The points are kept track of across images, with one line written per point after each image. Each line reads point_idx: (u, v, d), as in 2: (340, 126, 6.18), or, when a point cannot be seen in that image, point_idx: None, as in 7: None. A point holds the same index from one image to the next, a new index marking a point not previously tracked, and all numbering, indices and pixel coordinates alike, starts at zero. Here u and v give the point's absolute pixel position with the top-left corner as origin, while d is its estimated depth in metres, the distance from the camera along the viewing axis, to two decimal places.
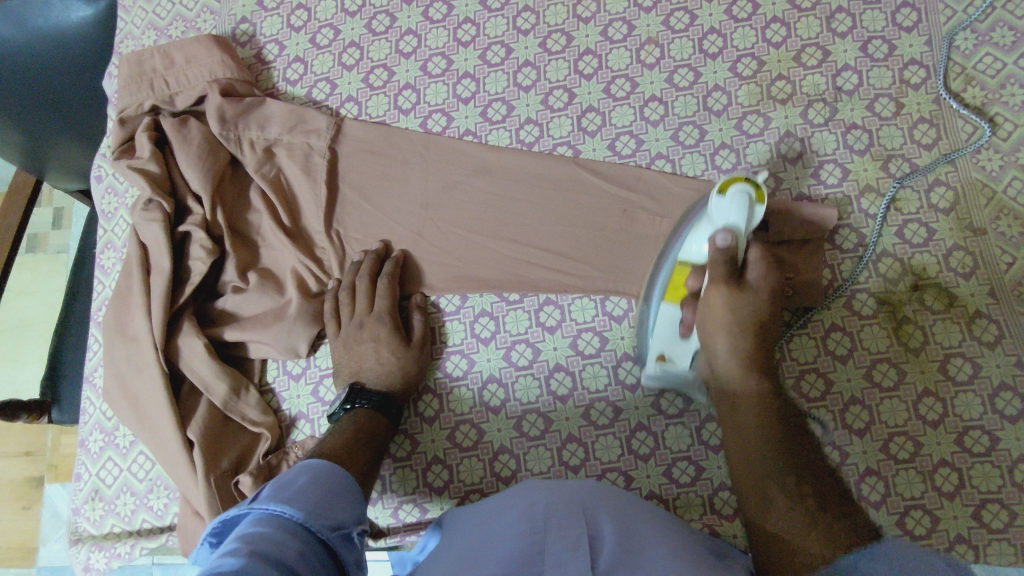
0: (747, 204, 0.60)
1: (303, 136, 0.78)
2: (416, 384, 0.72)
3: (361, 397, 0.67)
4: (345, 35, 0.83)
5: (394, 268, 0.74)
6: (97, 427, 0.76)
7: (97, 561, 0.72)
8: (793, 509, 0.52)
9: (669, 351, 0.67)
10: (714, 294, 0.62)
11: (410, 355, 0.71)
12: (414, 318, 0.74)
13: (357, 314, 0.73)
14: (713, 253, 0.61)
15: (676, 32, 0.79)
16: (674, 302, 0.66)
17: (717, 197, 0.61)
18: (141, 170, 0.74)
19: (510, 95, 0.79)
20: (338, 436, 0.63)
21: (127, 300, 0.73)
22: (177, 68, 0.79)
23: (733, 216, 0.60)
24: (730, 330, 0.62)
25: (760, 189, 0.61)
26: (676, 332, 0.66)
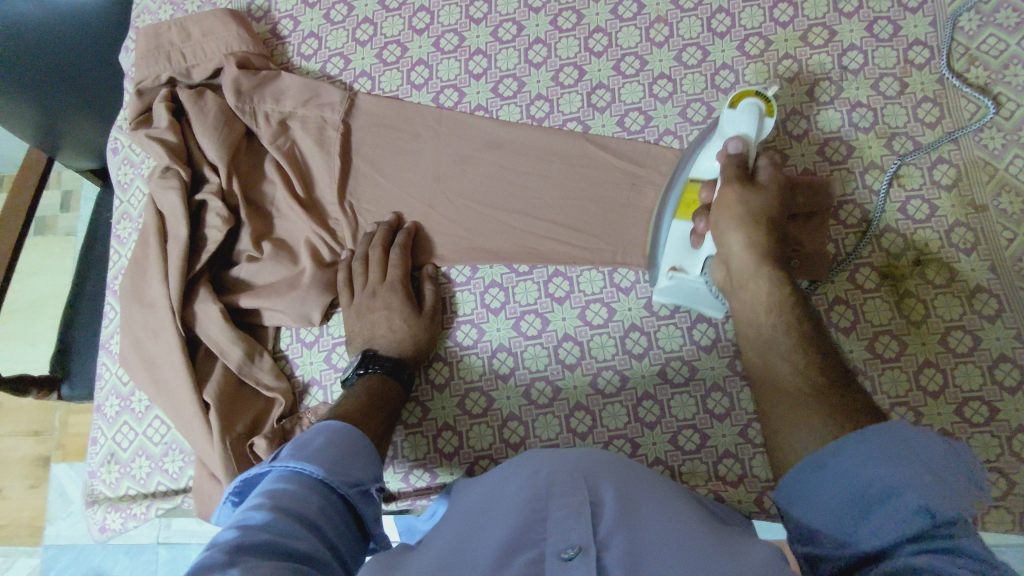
0: (757, 116, 0.62)
1: (317, 109, 0.80)
2: (427, 351, 0.73)
3: (374, 362, 0.69)
4: (359, 11, 0.84)
5: (406, 239, 0.75)
6: (113, 392, 0.77)
7: (113, 522, 0.74)
8: (829, 421, 0.50)
9: (681, 262, 0.69)
10: (731, 233, 0.62)
11: (422, 323, 0.73)
12: (425, 288, 0.75)
13: (370, 284, 0.74)
14: (724, 160, 0.64)
15: (685, 11, 0.80)
16: (686, 217, 0.68)
17: (728, 110, 0.63)
18: (159, 139, 0.75)
19: (522, 71, 0.81)
20: (353, 398, 0.64)
21: (144, 267, 0.74)
22: (194, 42, 0.80)
23: (743, 125, 0.62)
24: (743, 224, 0.61)
25: (771, 104, 0.63)
26: (688, 244, 0.68)
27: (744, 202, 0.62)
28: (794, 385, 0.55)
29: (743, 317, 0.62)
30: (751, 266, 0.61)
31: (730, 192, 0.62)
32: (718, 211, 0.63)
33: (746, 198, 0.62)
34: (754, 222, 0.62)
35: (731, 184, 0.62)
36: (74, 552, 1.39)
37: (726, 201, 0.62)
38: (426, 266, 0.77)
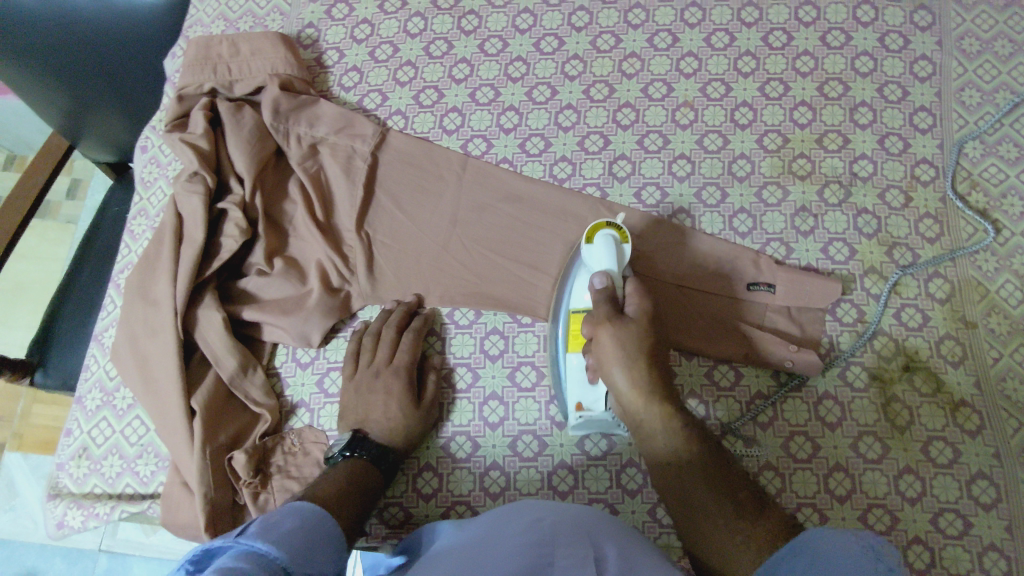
0: (614, 245, 0.69)
1: (349, 138, 0.82)
2: (419, 439, 0.72)
3: (362, 449, 0.67)
4: (404, 54, 0.88)
5: (422, 324, 0.76)
6: (97, 385, 0.76)
7: (72, 519, 0.72)
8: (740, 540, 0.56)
9: (585, 399, 0.70)
10: (617, 372, 0.65)
11: (418, 413, 0.72)
12: (428, 378, 0.75)
13: (376, 362, 0.73)
14: (595, 295, 0.68)
15: (711, 100, 0.85)
16: (577, 350, 0.70)
17: (587, 245, 0.70)
18: (192, 145, 0.77)
19: (550, 133, 0.84)
20: (337, 479, 0.63)
21: (154, 265, 0.74)
22: (242, 58, 0.83)
23: (606, 260, 0.68)
24: (623, 362, 0.64)
25: (624, 232, 0.70)
26: (585, 377, 0.69)
27: (617, 344, 0.64)
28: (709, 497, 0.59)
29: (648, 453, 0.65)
30: (643, 406, 0.64)
31: (602, 329, 0.65)
32: (600, 349, 0.66)
33: (620, 337, 0.65)
34: (633, 356, 0.64)
35: (603, 325, 0.66)
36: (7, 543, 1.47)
37: (604, 342, 0.65)
38: (433, 357, 0.77)
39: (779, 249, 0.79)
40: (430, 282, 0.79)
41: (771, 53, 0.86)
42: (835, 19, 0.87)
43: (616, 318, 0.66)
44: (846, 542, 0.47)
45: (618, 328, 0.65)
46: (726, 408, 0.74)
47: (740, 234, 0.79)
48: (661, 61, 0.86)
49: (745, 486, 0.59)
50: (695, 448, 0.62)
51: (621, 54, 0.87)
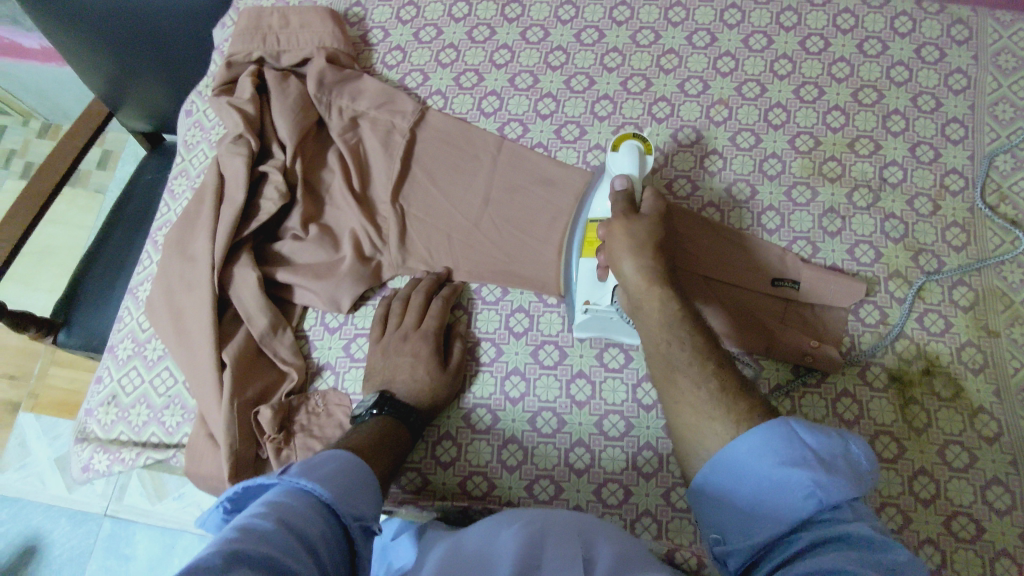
0: (637, 155, 0.73)
1: (389, 114, 0.84)
2: (444, 405, 0.74)
3: (389, 405, 0.69)
4: (447, 36, 0.90)
5: (450, 292, 0.78)
6: (130, 335, 0.78)
7: (99, 463, 0.74)
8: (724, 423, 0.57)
9: (592, 296, 0.73)
10: (625, 261, 0.66)
11: (444, 380, 0.73)
12: (454, 345, 0.76)
13: (404, 327, 0.75)
14: (614, 195, 0.71)
15: (746, 99, 0.86)
16: (590, 255, 0.73)
17: (613, 153, 0.74)
18: (238, 108, 0.79)
19: (586, 121, 0.85)
20: (366, 433, 0.64)
21: (194, 222, 0.76)
22: (291, 30, 0.85)
23: (626, 166, 0.72)
24: (633, 249, 0.66)
25: (648, 145, 0.74)
26: (595, 276, 0.72)
27: (630, 234, 0.67)
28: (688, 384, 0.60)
29: (644, 334, 0.65)
30: (646, 290, 0.65)
31: (617, 224, 0.68)
32: (612, 244, 0.68)
33: (633, 229, 0.67)
34: (643, 247, 0.66)
35: (617, 219, 0.68)
36: (15, 500, 1.53)
37: (617, 234, 0.67)
38: (460, 324, 0.78)
39: (805, 248, 0.80)
40: (460, 257, 0.80)
41: (808, 58, 0.87)
42: (872, 27, 0.88)
43: (631, 215, 0.68)
44: (826, 433, 0.53)
45: (633, 223, 0.67)
46: None
47: (767, 230, 0.80)
48: (698, 59, 0.88)
49: (728, 370, 0.60)
50: (690, 334, 0.62)
51: (660, 49, 0.88)
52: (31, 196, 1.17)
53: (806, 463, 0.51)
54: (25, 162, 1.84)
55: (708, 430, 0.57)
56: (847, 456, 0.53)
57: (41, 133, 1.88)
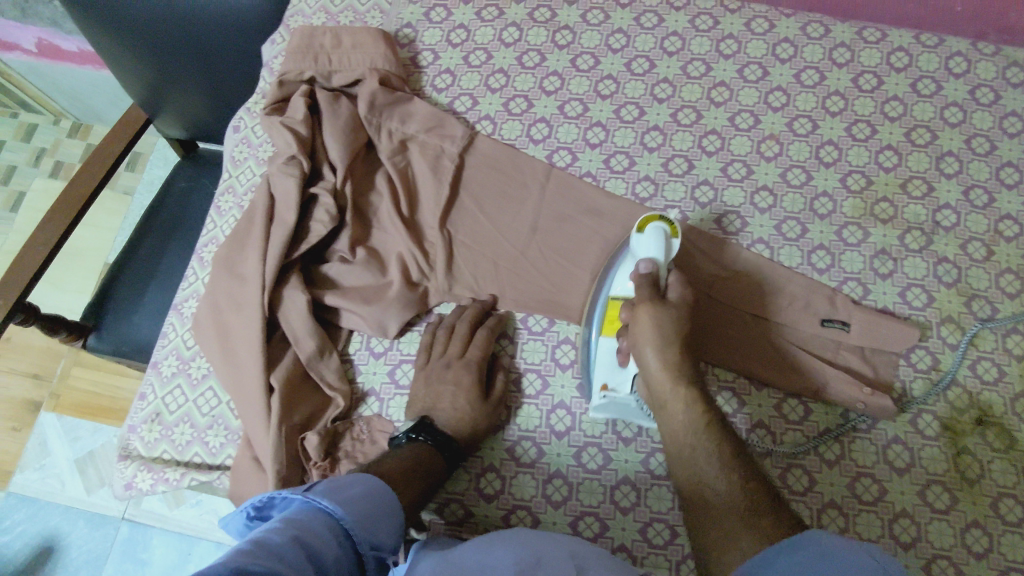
0: (663, 238, 0.71)
1: (439, 138, 0.84)
2: (483, 436, 0.73)
3: (425, 432, 0.69)
4: (497, 61, 0.89)
5: (496, 323, 0.77)
6: (174, 352, 0.78)
7: (141, 481, 0.73)
8: (751, 535, 0.57)
9: (611, 380, 0.72)
10: (649, 353, 0.67)
11: (485, 411, 0.72)
12: (497, 377, 0.76)
13: (449, 354, 0.75)
14: (638, 279, 0.70)
15: (797, 135, 0.85)
16: (611, 334, 0.72)
17: (638, 234, 0.72)
18: (291, 129, 0.78)
19: (635, 152, 0.85)
20: (399, 459, 0.65)
21: (243, 241, 0.76)
22: (343, 50, 0.84)
23: (653, 250, 0.70)
24: (658, 343, 0.67)
25: (675, 226, 0.72)
26: (616, 361, 0.72)
27: (655, 326, 0.67)
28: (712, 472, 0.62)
29: (666, 432, 0.66)
30: (669, 386, 0.66)
31: (642, 311, 0.68)
32: (636, 331, 0.68)
33: (658, 321, 0.67)
34: (668, 341, 0.67)
35: (642, 305, 0.68)
36: (34, 501, 1.53)
37: (642, 322, 0.68)
38: (503, 358, 0.78)
39: (856, 289, 0.79)
40: (507, 285, 0.80)
41: (861, 95, 0.86)
42: (927, 67, 0.87)
43: (658, 303, 0.68)
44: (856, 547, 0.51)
45: (658, 313, 0.67)
46: (794, 442, 0.73)
47: (817, 269, 0.80)
48: (750, 93, 0.87)
49: (753, 474, 0.61)
50: (714, 438, 0.64)
51: (710, 82, 0.88)
52: (70, 201, 1.17)
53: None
54: (55, 161, 1.86)
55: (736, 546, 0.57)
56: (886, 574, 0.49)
57: (71, 132, 1.89)
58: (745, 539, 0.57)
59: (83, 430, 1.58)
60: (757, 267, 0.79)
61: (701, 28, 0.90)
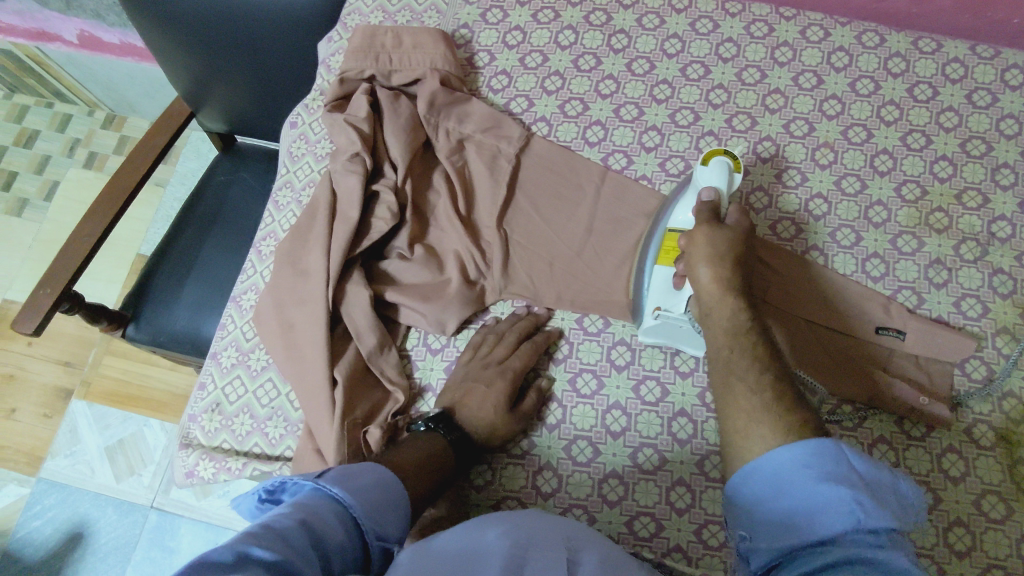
0: (726, 171, 0.75)
1: (496, 139, 0.85)
2: (496, 445, 0.73)
3: (444, 427, 0.69)
4: (553, 64, 0.90)
5: (543, 340, 0.77)
6: (233, 344, 0.80)
7: (203, 470, 0.75)
8: (773, 427, 0.57)
9: (664, 303, 0.74)
10: (702, 267, 0.69)
11: (510, 420, 0.71)
12: (529, 394, 0.75)
13: (490, 358, 0.75)
14: (700, 206, 0.74)
15: (851, 143, 0.85)
16: (667, 262, 0.75)
17: (701, 167, 0.76)
18: (354, 126, 0.79)
19: (690, 156, 0.86)
20: (414, 450, 0.65)
21: (306, 236, 0.77)
22: (404, 50, 0.85)
23: (716, 180, 0.74)
24: (711, 259, 0.69)
25: (738, 163, 0.76)
26: (671, 285, 0.74)
27: (710, 241, 0.70)
28: (743, 390, 0.60)
29: (710, 339, 0.67)
30: (716, 296, 0.68)
31: (699, 233, 0.71)
32: (691, 250, 0.71)
33: (713, 238, 0.70)
34: (721, 256, 0.69)
35: (700, 227, 0.71)
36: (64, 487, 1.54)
37: (698, 241, 0.70)
38: (540, 377, 0.77)
39: (910, 297, 0.79)
40: (561, 285, 0.80)
41: (915, 105, 0.86)
42: (982, 78, 0.87)
43: (715, 225, 0.71)
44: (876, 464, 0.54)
45: (714, 233, 0.70)
46: (849, 448, 0.74)
47: (872, 277, 0.80)
48: (804, 100, 0.87)
49: (785, 382, 0.60)
50: (751, 339, 0.64)
51: (765, 88, 0.88)
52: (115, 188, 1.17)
53: (851, 485, 0.52)
54: (89, 152, 1.87)
55: (756, 433, 0.57)
56: (897, 493, 0.53)
57: (105, 123, 1.90)
58: (768, 427, 0.57)
59: (112, 418, 1.59)
60: (815, 274, 0.80)
61: (756, 35, 0.90)
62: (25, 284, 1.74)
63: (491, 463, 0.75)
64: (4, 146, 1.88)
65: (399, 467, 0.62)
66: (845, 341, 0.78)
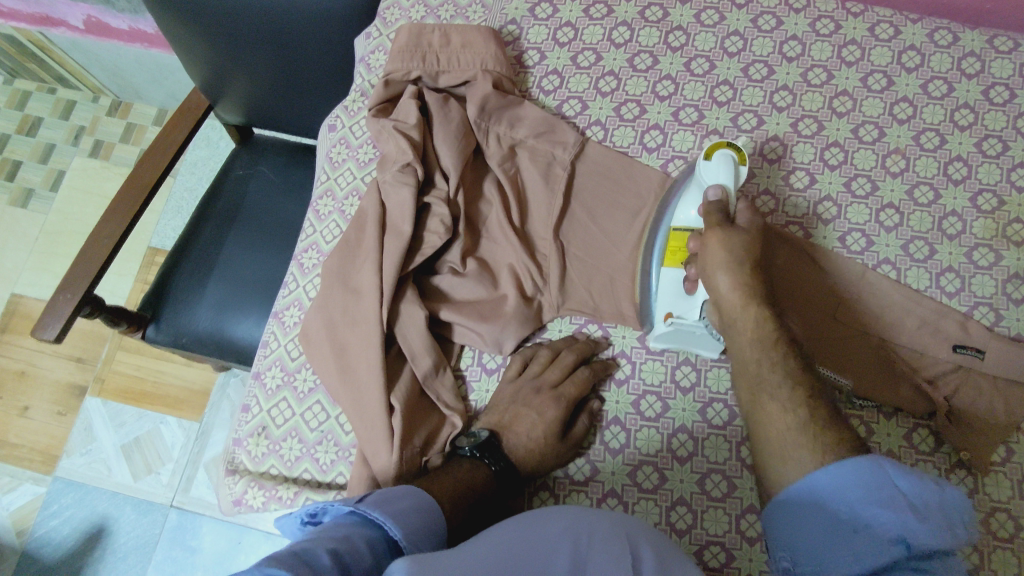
0: (731, 164, 0.69)
1: (549, 144, 0.81)
2: (542, 473, 0.70)
3: (489, 454, 0.66)
4: (607, 63, 0.86)
5: (603, 367, 0.74)
6: (278, 363, 0.76)
7: (252, 498, 0.71)
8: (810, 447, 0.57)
9: (676, 309, 0.71)
10: (720, 276, 0.65)
11: (557, 449, 0.69)
12: (580, 418, 0.72)
13: (543, 380, 0.71)
14: (706, 206, 0.69)
15: (924, 150, 0.81)
16: (675, 262, 0.72)
17: (705, 161, 0.70)
18: (404, 133, 0.75)
19: (754, 163, 0.82)
20: (451, 480, 0.64)
21: (356, 252, 0.74)
22: (452, 49, 0.81)
23: (721, 174, 0.69)
24: (729, 265, 0.65)
25: (743, 154, 0.70)
26: (681, 289, 0.71)
27: (726, 248, 0.65)
28: (775, 405, 0.60)
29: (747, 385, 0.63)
30: (739, 306, 0.65)
31: (711, 236, 0.66)
32: (705, 256, 0.67)
33: (728, 242, 0.65)
34: (738, 262, 0.65)
35: (712, 230, 0.66)
36: (81, 487, 1.45)
37: (711, 246, 0.66)
38: (592, 401, 0.73)
39: (987, 314, 0.75)
40: (623, 302, 0.76)
41: (991, 109, 0.82)
42: None
43: (727, 226, 0.66)
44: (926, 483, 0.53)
45: (730, 237, 0.65)
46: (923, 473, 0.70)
47: (947, 293, 0.76)
48: (874, 103, 0.83)
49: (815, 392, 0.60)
50: (780, 352, 0.62)
51: (832, 90, 0.84)
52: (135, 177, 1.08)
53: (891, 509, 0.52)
54: (95, 140, 1.79)
55: (792, 459, 0.57)
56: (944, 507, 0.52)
57: (111, 110, 1.82)
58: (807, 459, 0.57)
59: (127, 415, 1.49)
60: (825, 271, 0.77)
61: (822, 32, 0.86)
62: (34, 277, 1.67)
63: (554, 491, 0.71)
64: (8, 134, 1.81)
65: (435, 495, 0.61)
66: (869, 357, 0.75)
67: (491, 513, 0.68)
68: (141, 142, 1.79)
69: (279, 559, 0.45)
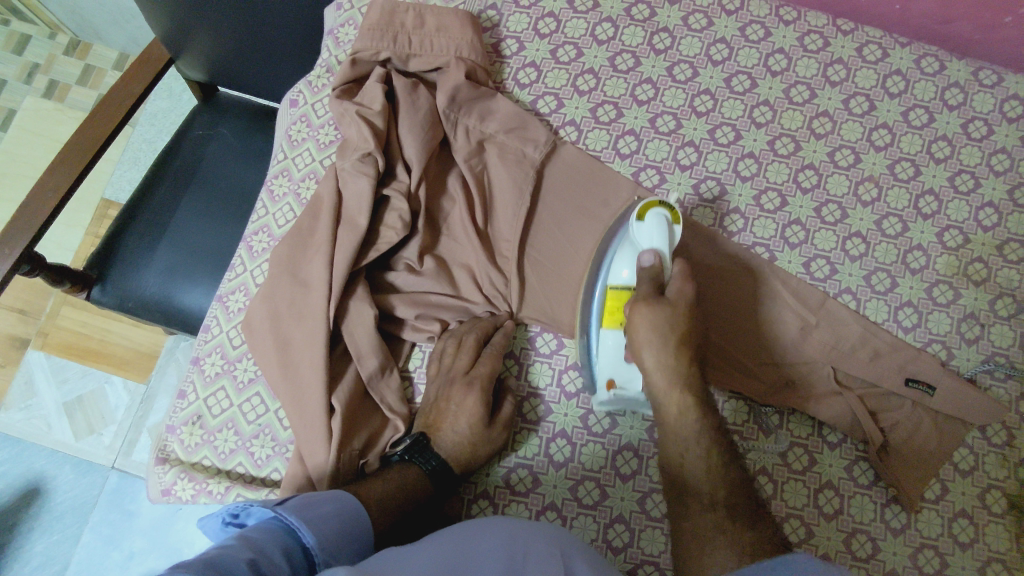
0: (665, 225, 0.67)
1: (520, 141, 0.77)
2: (479, 465, 0.68)
3: (420, 454, 0.65)
4: (587, 60, 0.83)
5: (503, 340, 0.71)
6: (219, 349, 0.73)
7: (182, 490, 0.69)
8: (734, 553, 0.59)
9: (618, 376, 0.68)
10: (647, 351, 0.64)
11: (488, 437, 0.67)
12: (506, 400, 0.70)
13: (454, 369, 0.69)
14: (640, 271, 0.67)
15: (897, 180, 0.80)
16: (612, 326, 0.68)
17: (638, 221, 0.68)
18: (366, 119, 0.71)
19: (727, 179, 0.80)
20: (382, 483, 0.63)
21: (308, 241, 0.70)
22: (426, 32, 0.77)
23: (656, 239, 0.67)
24: (655, 343, 0.64)
25: (676, 213, 0.68)
26: (622, 356, 0.68)
27: (651, 325, 0.64)
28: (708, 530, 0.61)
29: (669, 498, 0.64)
30: None
31: (638, 313, 0.64)
32: (632, 332, 0.65)
33: (654, 320, 0.64)
34: (664, 337, 0.64)
35: (640, 304, 0.65)
36: (18, 445, 1.39)
37: (639, 321, 0.64)
38: (527, 404, 0.73)
39: (940, 352, 0.75)
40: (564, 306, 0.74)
41: (968, 143, 0.81)
42: None
43: (654, 302, 0.64)
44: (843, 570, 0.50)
45: (653, 311, 0.64)
46: (860, 505, 0.70)
47: (903, 327, 0.76)
48: (853, 127, 0.82)
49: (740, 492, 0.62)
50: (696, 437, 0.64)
51: (813, 110, 0.82)
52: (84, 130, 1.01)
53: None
54: (49, 79, 1.69)
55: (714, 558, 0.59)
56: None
57: (68, 49, 1.71)
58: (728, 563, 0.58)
59: (71, 373, 1.43)
60: (780, 296, 0.76)
61: (809, 48, 0.84)
62: None
63: (493, 500, 0.69)
64: None
65: (364, 500, 0.60)
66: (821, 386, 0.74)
67: (426, 517, 0.66)
68: (100, 87, 1.69)
69: (189, 565, 0.42)
